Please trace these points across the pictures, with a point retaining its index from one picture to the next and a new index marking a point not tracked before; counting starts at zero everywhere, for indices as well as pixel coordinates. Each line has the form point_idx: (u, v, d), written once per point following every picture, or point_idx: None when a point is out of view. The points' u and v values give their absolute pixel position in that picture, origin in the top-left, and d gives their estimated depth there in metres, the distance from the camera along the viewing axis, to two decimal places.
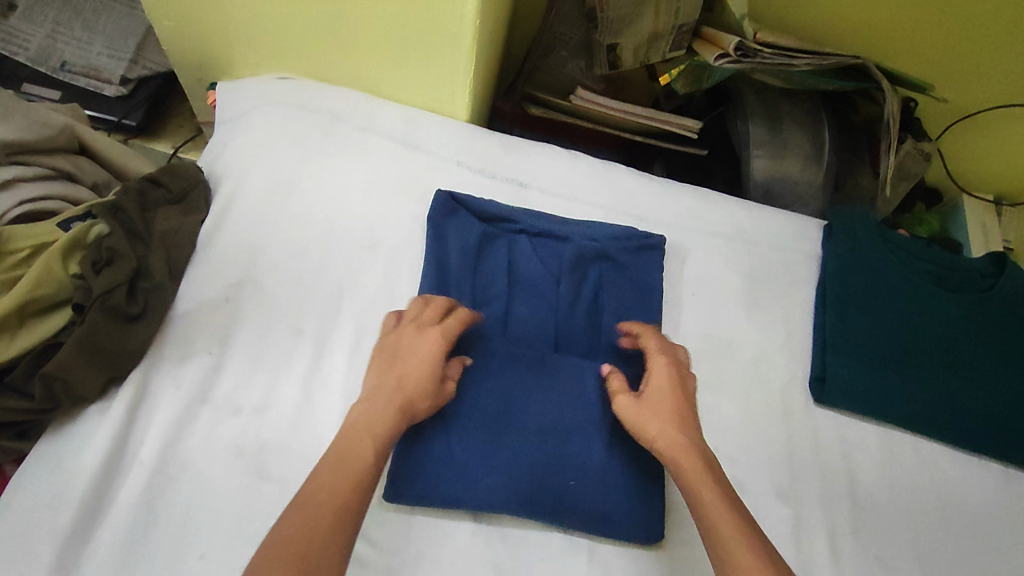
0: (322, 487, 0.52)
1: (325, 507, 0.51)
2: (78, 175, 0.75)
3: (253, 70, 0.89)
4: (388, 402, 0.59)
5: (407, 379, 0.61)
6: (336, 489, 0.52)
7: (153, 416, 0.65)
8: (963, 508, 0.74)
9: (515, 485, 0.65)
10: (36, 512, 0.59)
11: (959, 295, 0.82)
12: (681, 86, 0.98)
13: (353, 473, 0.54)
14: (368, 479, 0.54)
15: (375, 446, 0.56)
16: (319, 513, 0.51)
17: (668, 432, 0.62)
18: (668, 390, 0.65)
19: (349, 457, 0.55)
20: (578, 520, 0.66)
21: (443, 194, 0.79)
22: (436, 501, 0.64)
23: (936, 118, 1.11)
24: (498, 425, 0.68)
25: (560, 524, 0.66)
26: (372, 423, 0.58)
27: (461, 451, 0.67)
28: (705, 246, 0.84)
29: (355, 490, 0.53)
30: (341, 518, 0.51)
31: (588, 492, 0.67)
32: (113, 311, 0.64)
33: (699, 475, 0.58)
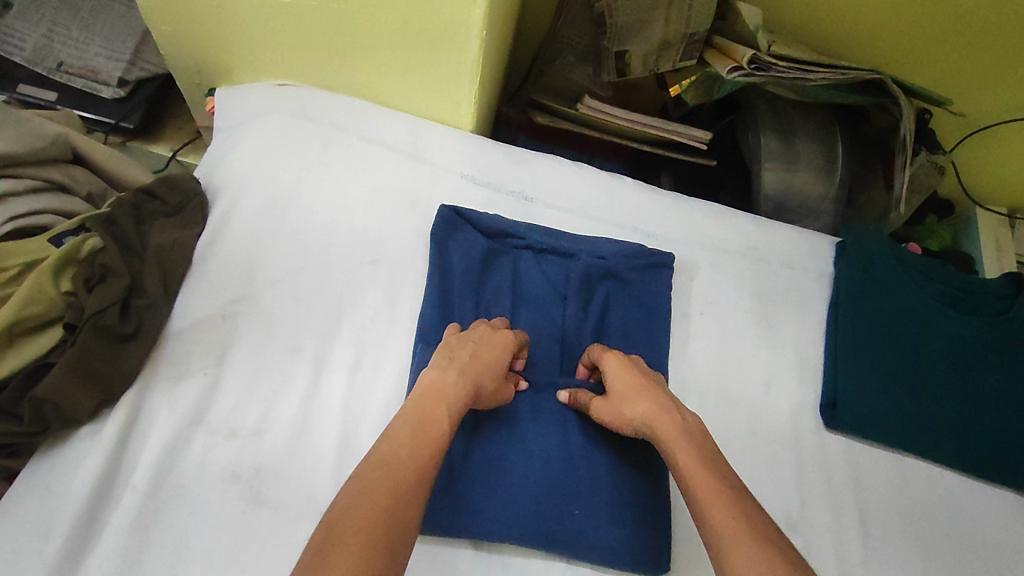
0: (402, 446, 0.50)
1: (406, 466, 0.49)
2: (73, 185, 0.73)
3: (253, 76, 0.87)
4: (463, 372, 0.58)
5: (482, 353, 0.62)
6: (415, 446, 0.50)
7: (147, 439, 0.63)
8: (975, 538, 0.72)
9: (519, 514, 0.63)
10: (24, 538, 0.57)
11: (974, 318, 0.79)
12: (691, 97, 0.94)
13: (432, 434, 0.52)
14: (439, 447, 0.52)
15: (448, 414, 0.54)
16: (400, 472, 0.48)
17: (642, 411, 0.60)
18: (626, 375, 0.64)
19: (425, 423, 0.53)
20: (582, 550, 0.64)
21: (447, 209, 0.77)
22: (437, 531, 0.62)
23: (951, 130, 1.08)
24: (501, 450, 0.67)
25: (563, 554, 0.64)
26: (446, 391, 0.56)
27: (463, 479, 0.65)
28: (714, 263, 0.82)
29: (432, 455, 0.51)
30: (418, 479, 0.48)
31: (593, 521, 0.65)
32: (106, 330, 0.62)
33: (677, 441, 0.56)
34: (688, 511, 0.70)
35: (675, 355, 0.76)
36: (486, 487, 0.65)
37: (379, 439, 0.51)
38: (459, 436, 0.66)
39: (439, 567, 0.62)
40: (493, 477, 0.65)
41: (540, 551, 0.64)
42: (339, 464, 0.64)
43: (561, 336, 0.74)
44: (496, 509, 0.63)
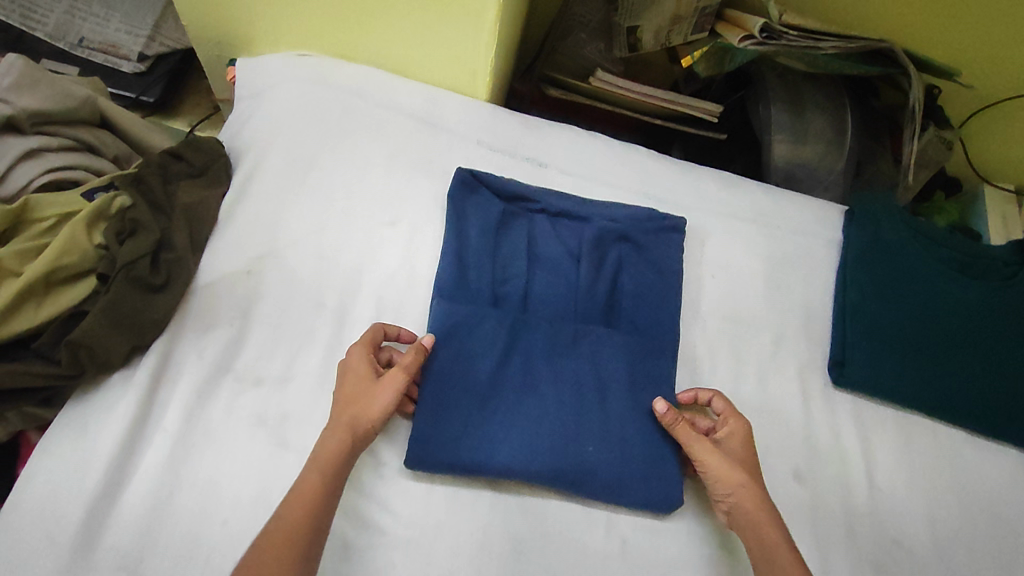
0: (277, 526, 0.54)
1: (279, 541, 0.53)
2: (101, 148, 0.75)
3: (273, 46, 0.89)
4: (330, 428, 0.61)
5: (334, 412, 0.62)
6: (290, 523, 0.54)
7: (177, 385, 0.65)
8: (980, 492, 0.74)
9: (535, 454, 0.65)
10: (63, 477, 0.60)
11: (982, 282, 0.81)
12: (703, 69, 0.94)
13: (304, 503, 0.56)
14: (321, 510, 0.56)
15: (322, 478, 0.57)
16: (273, 549, 0.53)
17: (749, 494, 0.63)
18: (744, 451, 0.67)
19: (301, 490, 0.56)
20: (596, 490, 0.66)
21: (464, 172, 0.79)
22: (454, 469, 0.64)
23: (960, 104, 1.09)
24: (518, 394, 0.69)
25: (576, 493, 0.66)
26: (320, 456, 0.59)
27: (477, 418, 0.67)
28: (725, 229, 0.84)
29: (309, 521, 0.55)
30: (292, 548, 0.53)
31: (607, 461, 0.67)
32: (136, 281, 0.64)
33: (778, 544, 0.60)
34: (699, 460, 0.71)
35: (687, 317, 0.78)
36: (502, 428, 0.67)
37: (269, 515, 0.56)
38: (477, 382, 0.68)
39: (458, 508, 0.64)
40: (509, 418, 0.67)
41: (554, 490, 0.66)
42: None
43: (574, 296, 0.76)
44: (513, 449, 0.65)
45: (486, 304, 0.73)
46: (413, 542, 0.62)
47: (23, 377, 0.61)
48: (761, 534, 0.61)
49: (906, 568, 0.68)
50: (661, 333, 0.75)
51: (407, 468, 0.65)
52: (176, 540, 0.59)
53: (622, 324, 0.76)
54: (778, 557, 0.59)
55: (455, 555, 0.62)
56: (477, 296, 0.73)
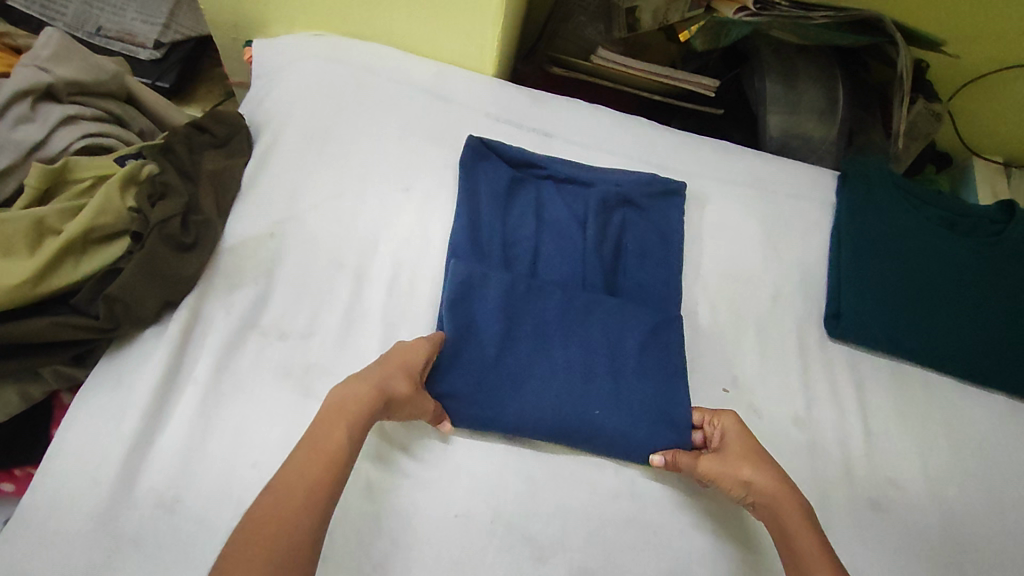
0: (294, 476, 0.51)
1: (294, 497, 0.49)
2: (128, 121, 0.80)
3: (287, 28, 0.92)
4: (370, 381, 0.58)
5: (381, 367, 0.60)
6: (311, 475, 0.51)
7: (207, 338, 0.69)
8: (969, 435, 0.78)
9: (541, 409, 0.68)
10: (102, 423, 0.63)
11: (969, 238, 0.86)
12: (701, 43, 0.97)
13: (326, 457, 0.52)
14: (340, 467, 0.53)
15: (347, 436, 0.54)
16: (290, 505, 0.49)
17: (760, 488, 0.62)
18: (743, 441, 0.65)
19: (322, 448, 0.53)
20: (600, 444, 0.69)
21: (475, 139, 0.82)
22: (463, 423, 0.68)
23: (946, 79, 1.14)
24: (527, 356, 0.71)
25: (582, 447, 0.69)
26: (349, 411, 0.56)
27: (491, 377, 0.69)
28: (723, 194, 0.88)
29: (327, 479, 0.51)
30: (309, 503, 0.49)
31: (612, 420, 0.69)
32: (169, 239, 0.68)
33: (803, 536, 0.58)
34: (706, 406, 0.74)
35: (689, 275, 0.82)
36: (512, 386, 0.69)
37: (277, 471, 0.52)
38: (490, 343, 0.71)
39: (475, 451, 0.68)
40: (519, 376, 0.70)
41: (560, 444, 0.69)
42: None
43: (581, 259, 0.79)
44: (528, 400, 0.69)
45: (498, 265, 0.76)
46: (434, 481, 0.66)
47: (64, 330, 0.64)
48: (785, 528, 0.59)
49: (902, 506, 0.72)
50: (663, 291, 0.79)
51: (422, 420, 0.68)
52: (208, 481, 0.61)
53: (626, 283, 0.80)
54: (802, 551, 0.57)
55: (473, 493, 0.66)
56: (488, 256, 0.76)
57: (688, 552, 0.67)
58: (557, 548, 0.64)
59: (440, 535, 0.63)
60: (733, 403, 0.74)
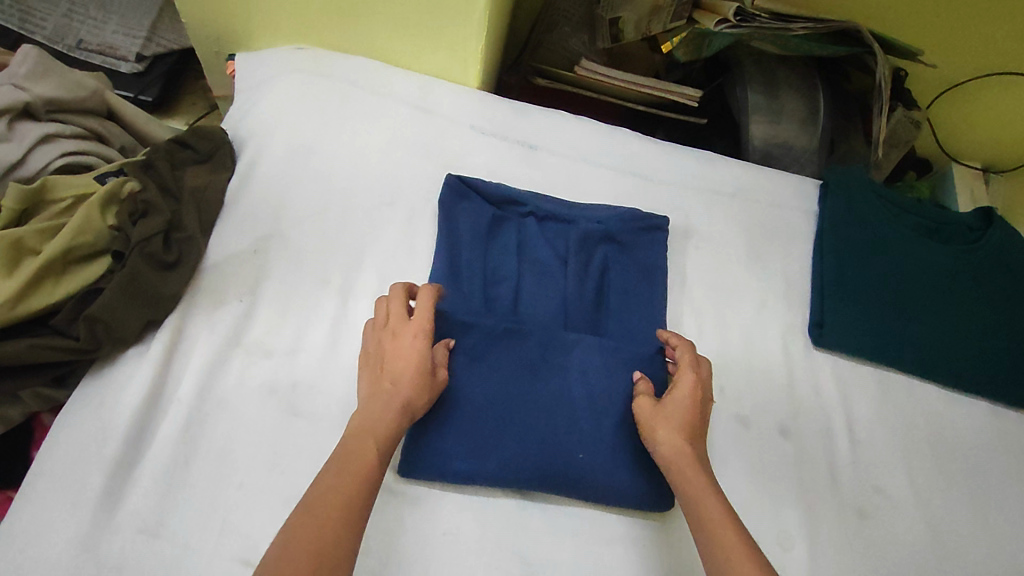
0: (329, 485, 0.52)
1: (334, 504, 0.51)
2: (108, 136, 0.80)
3: (270, 40, 0.92)
4: (397, 389, 0.61)
5: (401, 378, 0.61)
6: (347, 484, 0.53)
7: (190, 357, 0.68)
8: (952, 441, 0.79)
9: (520, 457, 0.66)
10: (83, 446, 0.62)
11: (948, 246, 0.87)
12: (681, 54, 1.01)
13: (360, 468, 0.55)
14: (372, 477, 0.55)
15: (377, 452, 0.57)
16: (334, 511, 0.51)
17: (673, 442, 0.64)
18: (685, 400, 0.66)
19: (354, 459, 0.55)
20: (589, 488, 0.67)
21: (453, 177, 0.80)
22: (444, 477, 0.66)
23: (925, 86, 1.16)
24: (508, 409, 0.69)
25: (570, 491, 0.67)
26: (376, 429, 0.58)
27: (471, 430, 0.67)
28: (707, 203, 0.88)
29: (361, 489, 0.53)
30: (346, 520, 0.51)
31: (599, 464, 0.68)
32: (150, 257, 0.68)
33: (694, 479, 0.61)
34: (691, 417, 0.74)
35: (675, 287, 0.82)
36: (497, 430, 0.68)
37: (317, 479, 0.54)
38: (473, 387, 0.69)
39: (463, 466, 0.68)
40: (498, 426, 0.68)
41: (544, 491, 0.67)
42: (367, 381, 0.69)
43: (563, 300, 0.77)
44: (512, 450, 0.67)
45: (478, 305, 0.75)
46: (421, 500, 0.65)
47: (43, 352, 0.63)
48: (682, 476, 0.61)
49: (889, 513, 0.72)
50: (649, 330, 0.77)
51: (401, 477, 0.66)
52: (193, 503, 0.61)
53: (609, 322, 0.78)
54: (693, 491, 0.60)
55: (461, 509, 0.66)
56: (469, 298, 0.75)
57: (679, 565, 0.67)
58: (545, 564, 0.64)
59: (428, 552, 0.63)
60: (720, 414, 0.74)
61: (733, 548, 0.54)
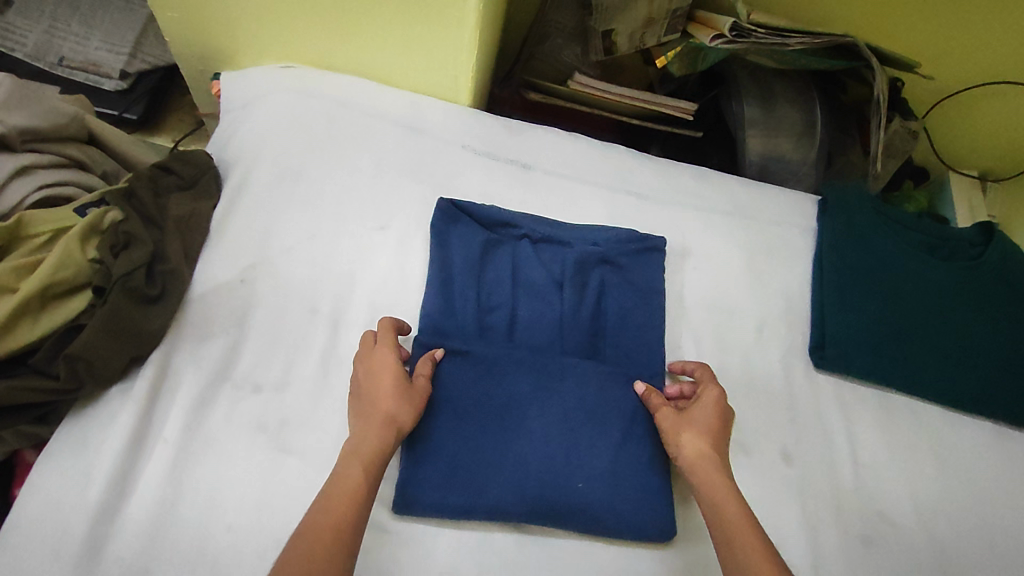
0: (317, 515, 0.53)
1: (322, 535, 0.51)
2: (89, 164, 0.78)
3: (256, 59, 0.90)
4: (378, 416, 0.61)
5: (380, 399, 0.62)
6: (332, 514, 0.53)
7: (176, 394, 0.66)
8: (958, 465, 0.77)
9: (518, 488, 0.65)
10: (64, 491, 0.60)
11: (950, 262, 0.86)
12: (676, 69, 0.98)
13: (346, 496, 0.55)
14: (358, 504, 0.55)
15: (362, 476, 0.57)
16: (320, 542, 0.51)
17: (697, 446, 0.64)
18: (711, 413, 0.67)
19: (339, 487, 0.55)
20: (589, 521, 0.65)
21: (445, 201, 0.79)
22: (440, 513, 0.64)
23: (922, 95, 1.15)
24: (502, 440, 0.67)
25: (571, 524, 0.65)
26: (360, 451, 0.59)
27: (465, 462, 0.66)
28: (705, 222, 0.87)
29: (352, 514, 0.54)
30: (335, 547, 0.51)
31: (597, 494, 0.66)
32: (133, 291, 0.65)
33: (719, 482, 0.61)
34: None
35: (674, 309, 0.81)
36: (494, 461, 0.66)
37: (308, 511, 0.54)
38: (469, 417, 0.67)
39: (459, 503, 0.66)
40: (492, 458, 0.66)
41: (544, 524, 0.65)
42: None
43: (559, 325, 0.76)
44: (509, 481, 0.65)
45: (473, 335, 0.73)
46: (416, 538, 0.63)
47: (22, 394, 0.60)
48: (703, 479, 0.62)
49: (894, 541, 0.71)
50: (647, 355, 0.75)
51: (396, 514, 0.64)
52: (180, 549, 0.59)
53: (607, 348, 0.76)
54: (716, 493, 0.60)
55: (458, 547, 0.64)
56: (463, 325, 0.73)
57: None
58: None
59: None
60: None
61: (755, 548, 0.55)
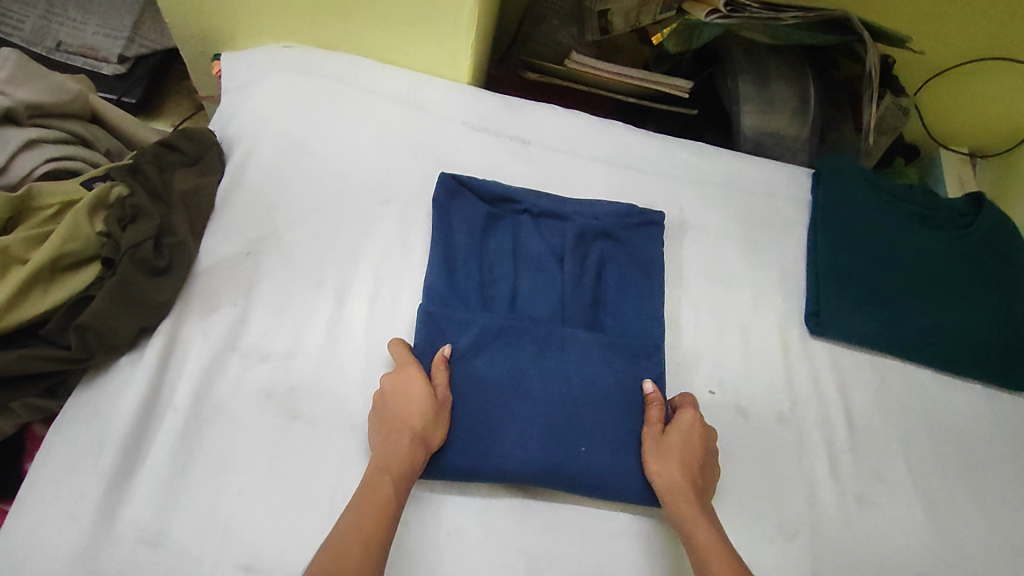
0: (348, 527, 0.55)
1: (354, 547, 0.53)
2: (93, 141, 0.79)
3: (255, 39, 0.90)
4: (406, 432, 0.62)
5: (408, 414, 0.63)
6: (362, 527, 0.54)
7: (185, 364, 0.67)
8: (950, 427, 0.79)
9: (522, 452, 0.66)
10: (78, 457, 0.61)
11: (942, 232, 0.88)
12: (673, 46, 0.97)
13: (378, 508, 0.56)
14: (389, 515, 0.56)
15: (393, 488, 0.58)
16: (350, 557, 0.52)
17: (671, 477, 0.65)
18: (689, 442, 0.67)
19: (371, 498, 0.57)
20: (590, 485, 0.67)
21: (447, 176, 0.80)
22: (445, 476, 0.65)
23: (912, 73, 1.17)
24: (507, 402, 0.69)
25: (572, 488, 0.67)
26: (390, 466, 0.60)
27: (470, 422, 0.67)
28: (701, 195, 0.88)
29: (381, 524, 0.55)
30: (366, 559, 0.53)
31: (597, 459, 0.67)
32: (141, 264, 0.67)
33: (694, 515, 0.62)
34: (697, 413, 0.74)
35: (672, 280, 0.82)
36: (497, 426, 0.67)
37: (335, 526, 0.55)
38: (473, 384, 0.69)
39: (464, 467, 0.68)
40: (497, 419, 0.68)
41: (547, 489, 0.67)
42: (366, 381, 0.69)
43: (560, 296, 0.77)
44: (516, 439, 0.67)
45: (475, 305, 0.74)
46: (423, 500, 0.65)
47: (33, 363, 0.61)
48: (679, 512, 0.63)
49: (888, 499, 0.73)
50: (646, 323, 0.77)
51: None
52: (194, 512, 0.60)
53: (607, 318, 0.77)
54: (693, 526, 0.61)
55: (465, 508, 0.65)
56: (466, 297, 0.74)
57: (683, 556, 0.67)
58: (551, 560, 0.64)
59: (433, 552, 0.62)
60: (720, 405, 0.75)
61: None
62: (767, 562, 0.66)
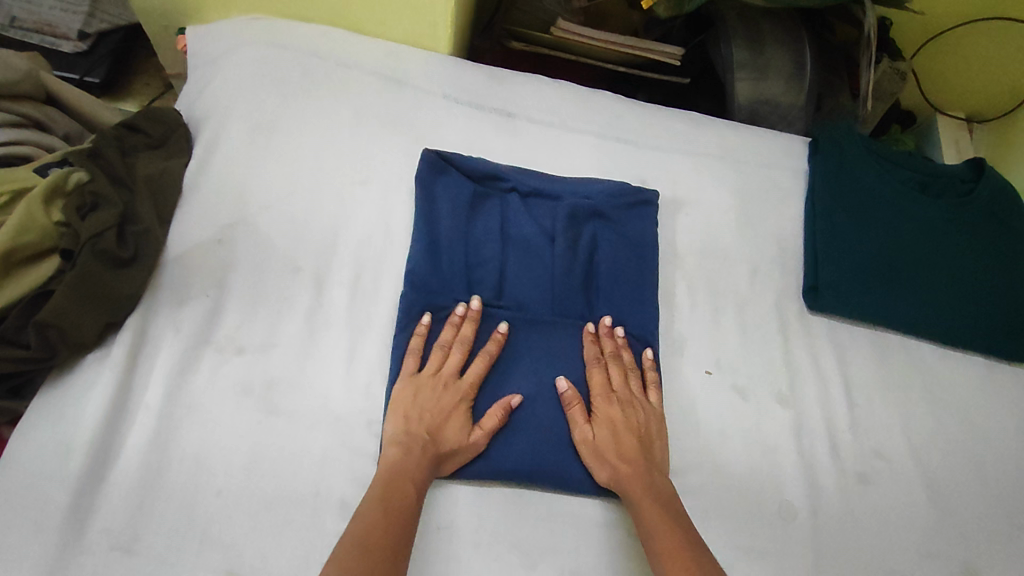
0: (370, 523, 0.53)
1: (377, 546, 0.51)
2: (49, 124, 0.74)
3: (220, 11, 0.84)
4: (431, 430, 0.61)
5: (430, 410, 0.62)
6: (384, 526, 0.53)
7: (155, 360, 0.63)
8: (949, 399, 0.78)
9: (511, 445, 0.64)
10: (45, 461, 0.58)
11: (943, 200, 0.86)
12: (663, 10, 0.94)
13: (398, 508, 0.55)
14: (410, 518, 0.55)
15: (415, 488, 0.57)
16: (376, 552, 0.51)
17: (609, 463, 0.63)
18: (620, 429, 0.65)
19: (393, 498, 0.55)
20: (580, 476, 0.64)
21: (431, 152, 0.76)
22: None
23: (908, 36, 1.13)
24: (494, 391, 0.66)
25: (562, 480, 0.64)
26: (408, 464, 0.58)
27: None
28: (695, 167, 0.85)
29: (404, 526, 0.54)
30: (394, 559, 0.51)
31: None
32: (103, 254, 0.62)
33: (639, 494, 0.61)
34: (695, 394, 0.71)
35: (667, 257, 0.79)
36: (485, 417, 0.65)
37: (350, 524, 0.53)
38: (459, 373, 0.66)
39: None
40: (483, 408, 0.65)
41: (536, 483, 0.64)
42: (349, 373, 0.66)
43: (550, 278, 0.73)
44: (522, 445, 0.64)
45: (461, 290, 0.70)
46: None
47: None
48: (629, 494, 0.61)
49: (887, 476, 0.72)
50: (641, 304, 0.74)
51: None
52: (170, 515, 0.57)
53: (601, 300, 0.74)
54: (642, 508, 0.60)
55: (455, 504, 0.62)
56: (451, 281, 0.70)
57: None
58: (545, 552, 0.62)
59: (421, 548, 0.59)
60: (718, 385, 0.72)
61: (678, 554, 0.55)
62: (767, 547, 0.65)
